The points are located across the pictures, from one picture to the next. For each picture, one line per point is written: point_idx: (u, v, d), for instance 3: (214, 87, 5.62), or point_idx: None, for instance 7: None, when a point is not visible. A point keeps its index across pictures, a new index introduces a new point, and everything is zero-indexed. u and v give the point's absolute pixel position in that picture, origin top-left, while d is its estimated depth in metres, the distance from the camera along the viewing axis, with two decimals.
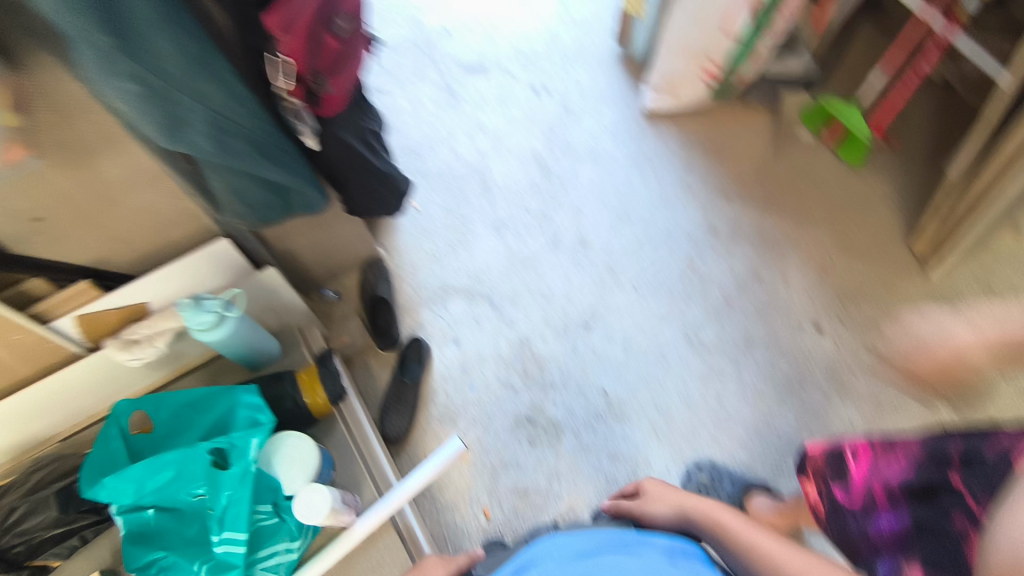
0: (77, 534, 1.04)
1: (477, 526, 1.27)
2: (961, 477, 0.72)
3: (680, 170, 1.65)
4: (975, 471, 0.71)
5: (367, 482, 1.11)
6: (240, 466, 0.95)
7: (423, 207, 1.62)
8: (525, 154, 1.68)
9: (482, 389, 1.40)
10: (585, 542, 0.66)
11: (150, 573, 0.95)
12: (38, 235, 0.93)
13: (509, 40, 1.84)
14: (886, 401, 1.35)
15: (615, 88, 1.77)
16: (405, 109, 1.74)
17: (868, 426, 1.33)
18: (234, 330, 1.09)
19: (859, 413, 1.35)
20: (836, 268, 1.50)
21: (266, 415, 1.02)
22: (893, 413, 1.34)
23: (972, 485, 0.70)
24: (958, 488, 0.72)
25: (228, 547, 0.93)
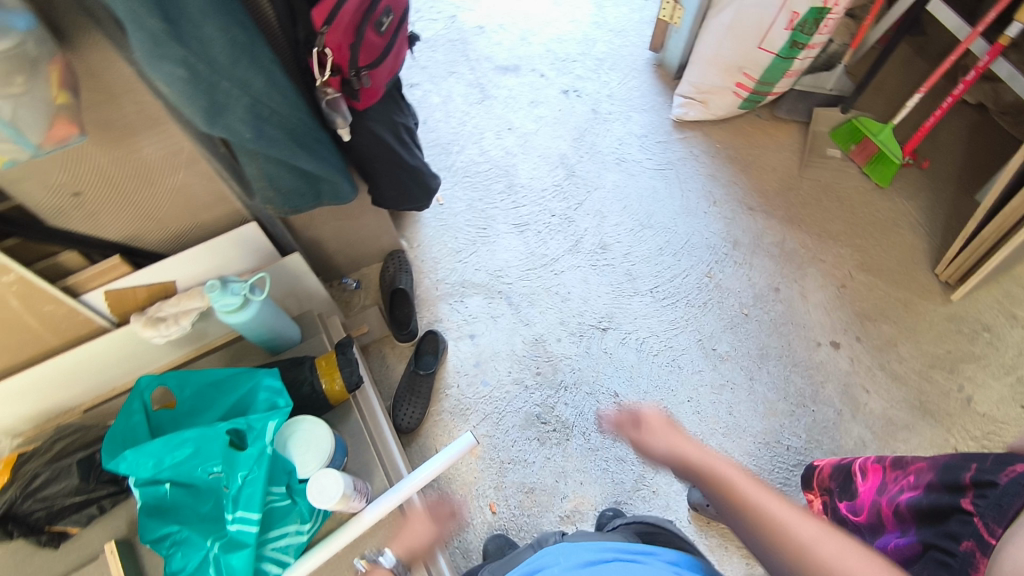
0: (96, 503, 1.06)
1: (482, 520, 1.29)
2: (973, 502, 0.67)
3: (705, 179, 1.65)
4: (987, 497, 0.66)
5: (379, 470, 1.12)
6: (257, 448, 0.97)
7: (446, 202, 1.63)
8: (551, 155, 1.69)
9: (495, 385, 1.41)
10: (591, 549, 0.66)
11: (165, 546, 0.97)
12: (75, 209, 0.96)
13: (542, 41, 1.85)
14: (901, 423, 1.34)
15: (644, 94, 1.77)
16: (435, 104, 1.76)
17: (880, 447, 1.32)
18: (258, 313, 1.11)
19: (872, 433, 1.33)
20: (858, 287, 1.49)
21: (285, 400, 1.04)
22: (907, 436, 1.32)
23: (984, 513, 0.65)
24: (967, 511, 0.68)
25: (241, 526, 0.95)
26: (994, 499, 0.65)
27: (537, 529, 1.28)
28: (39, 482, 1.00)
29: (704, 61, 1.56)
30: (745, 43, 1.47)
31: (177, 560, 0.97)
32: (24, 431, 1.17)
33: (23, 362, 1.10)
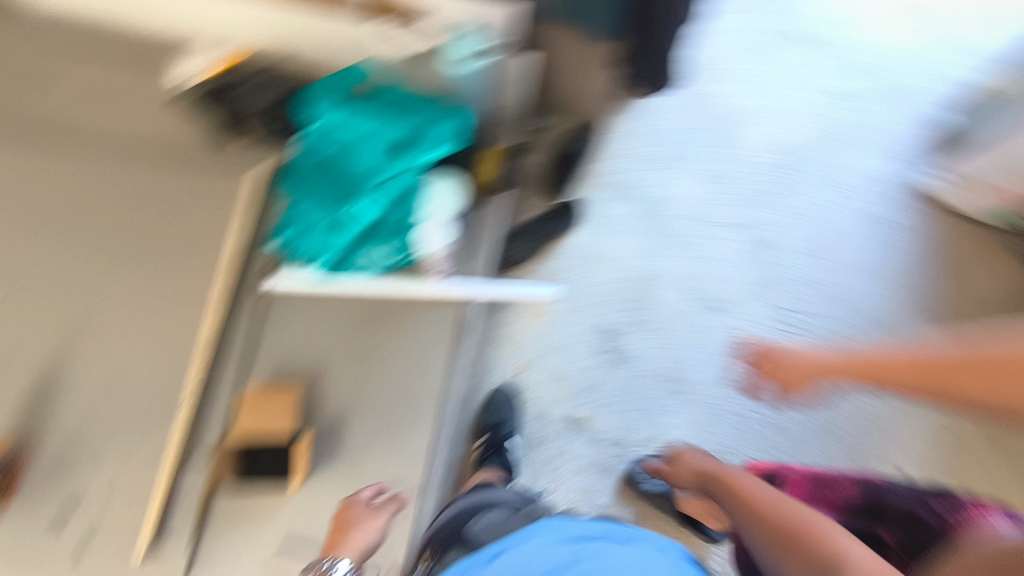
0: (273, 129, 1.22)
1: (508, 371, 1.40)
2: (897, 540, 0.97)
3: (903, 257, 1.52)
4: (915, 533, 0.96)
5: (468, 264, 1.22)
6: (410, 163, 1.11)
7: (663, 114, 1.61)
8: (783, 138, 1.61)
9: (593, 285, 1.46)
10: (551, 557, 0.75)
11: (292, 194, 1.14)
12: None
13: (855, 35, 1.70)
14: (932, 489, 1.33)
15: (912, 145, 1.60)
16: (717, 28, 1.69)
17: None
18: (467, 80, 1.12)
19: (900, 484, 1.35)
20: (964, 444, 1.36)
21: (455, 147, 1.16)
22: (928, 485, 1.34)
23: (908, 551, 0.95)
24: (888, 543, 0.98)
25: (355, 214, 1.09)
26: (921, 539, 0.95)
27: (543, 410, 1.38)
28: (259, 79, 1.17)
29: (987, 148, 1.38)
30: None
31: (296, 210, 1.12)
32: None
33: None
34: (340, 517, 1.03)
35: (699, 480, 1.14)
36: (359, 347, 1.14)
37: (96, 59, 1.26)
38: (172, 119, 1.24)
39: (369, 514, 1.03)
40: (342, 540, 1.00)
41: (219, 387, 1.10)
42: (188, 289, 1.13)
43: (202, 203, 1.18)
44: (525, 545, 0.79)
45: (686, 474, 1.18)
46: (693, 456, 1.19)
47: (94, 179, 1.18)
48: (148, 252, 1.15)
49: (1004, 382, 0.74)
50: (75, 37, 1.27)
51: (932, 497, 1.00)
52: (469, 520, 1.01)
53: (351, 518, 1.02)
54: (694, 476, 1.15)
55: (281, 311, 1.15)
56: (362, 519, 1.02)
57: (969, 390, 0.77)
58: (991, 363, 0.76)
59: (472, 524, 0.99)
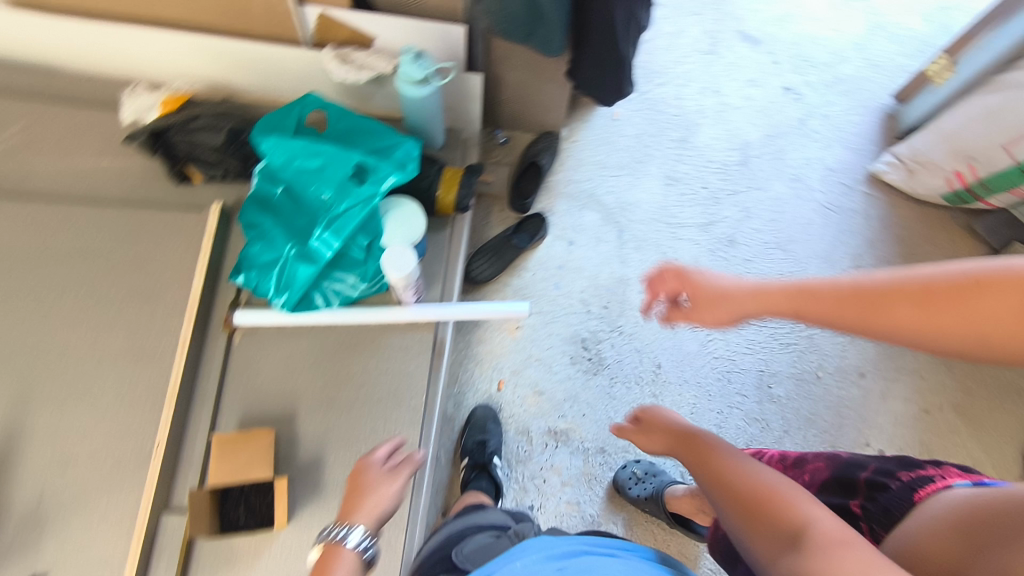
0: (222, 169, 1.19)
1: (486, 388, 1.39)
2: (861, 504, 0.73)
3: (864, 242, 1.55)
4: (878, 500, 0.72)
5: (438, 285, 1.22)
6: (370, 189, 1.07)
7: (621, 120, 1.63)
8: (738, 136, 1.64)
9: (565, 293, 1.46)
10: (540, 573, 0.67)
11: (253, 231, 1.11)
12: None
13: (796, 33, 1.75)
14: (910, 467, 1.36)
15: (860, 134, 1.65)
16: (665, 33, 1.73)
17: None
18: (425, 101, 1.15)
19: None
20: (935, 420, 1.40)
21: (413, 167, 1.12)
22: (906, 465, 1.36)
23: (871, 517, 0.71)
24: (854, 513, 0.74)
25: (320, 245, 1.06)
26: (886, 506, 0.70)
27: (525, 425, 1.37)
28: (196, 125, 1.16)
29: (941, 134, 1.44)
30: (996, 138, 1.33)
31: (258, 248, 1.10)
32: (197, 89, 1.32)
33: (226, 30, 1.22)
34: (354, 483, 0.92)
35: (664, 445, 0.89)
36: (333, 378, 1.12)
37: (45, 107, 1.24)
38: (126, 162, 1.22)
39: (387, 478, 0.91)
40: (356, 510, 0.86)
41: (191, 431, 1.07)
42: (151, 333, 1.10)
43: (162, 245, 1.15)
44: (509, 564, 0.70)
45: (651, 437, 0.92)
46: (664, 415, 0.91)
47: (44, 227, 1.14)
48: (107, 298, 1.11)
49: (952, 317, 0.58)
50: (33, 91, 1.28)
51: (901, 469, 0.73)
52: (457, 546, 0.94)
53: (368, 483, 0.91)
54: (659, 440, 0.90)
55: (249, 348, 1.13)
56: (379, 485, 0.90)
57: (904, 324, 0.61)
58: (937, 293, 0.59)
59: (459, 552, 0.91)
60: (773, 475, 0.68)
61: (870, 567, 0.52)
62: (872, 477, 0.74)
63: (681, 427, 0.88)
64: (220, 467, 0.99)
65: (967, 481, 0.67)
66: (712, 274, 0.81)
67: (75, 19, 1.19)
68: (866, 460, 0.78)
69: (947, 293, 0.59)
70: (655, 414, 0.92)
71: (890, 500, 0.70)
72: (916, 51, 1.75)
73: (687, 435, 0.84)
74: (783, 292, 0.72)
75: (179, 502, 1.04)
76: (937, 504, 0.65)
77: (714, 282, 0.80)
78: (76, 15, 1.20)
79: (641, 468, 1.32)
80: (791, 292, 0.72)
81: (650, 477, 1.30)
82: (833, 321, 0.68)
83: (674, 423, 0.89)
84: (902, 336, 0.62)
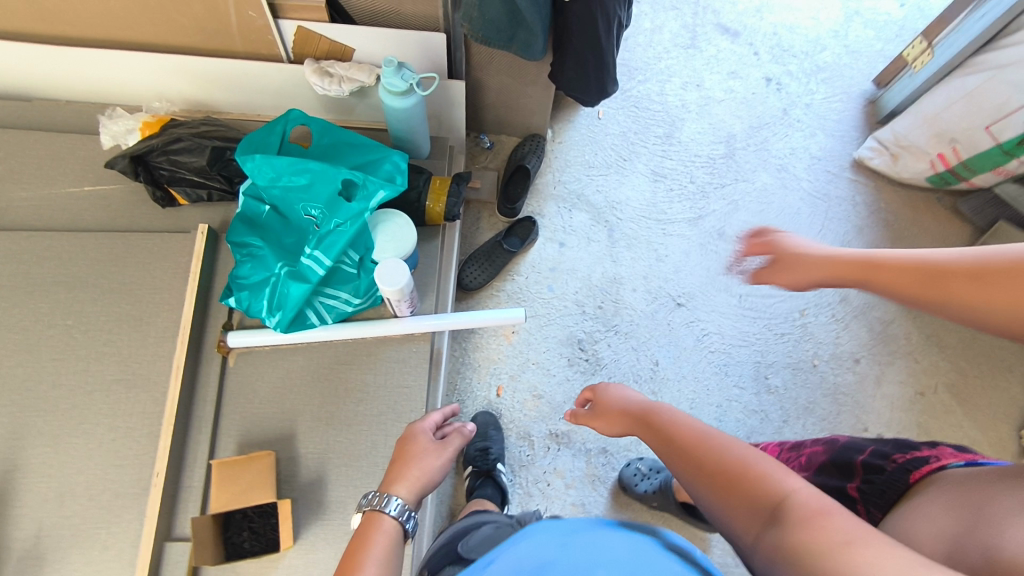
0: (207, 190, 1.19)
1: (485, 395, 1.38)
2: (858, 487, 0.69)
3: (852, 228, 1.56)
4: (874, 483, 0.67)
5: (432, 296, 1.21)
6: (360, 206, 1.06)
7: (604, 118, 1.63)
8: (722, 129, 1.64)
9: (558, 295, 1.46)
10: (542, 552, 0.60)
11: (242, 252, 1.09)
12: None
13: (775, 22, 1.76)
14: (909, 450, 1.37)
15: (842, 122, 1.67)
16: (644, 30, 1.73)
17: None
18: (410, 111, 1.15)
19: None
20: (931, 401, 1.41)
21: (402, 181, 1.11)
22: None
23: (867, 501, 0.67)
24: (850, 496, 0.69)
25: (312, 264, 1.05)
26: (882, 488, 0.66)
27: (525, 429, 1.37)
28: (177, 147, 1.14)
29: (921, 118, 1.46)
30: (977, 118, 1.34)
31: (249, 269, 1.08)
32: (177, 110, 1.30)
33: (204, 49, 1.21)
34: (400, 449, 0.89)
35: (626, 425, 0.88)
36: (331, 395, 1.11)
37: (23, 134, 1.22)
38: (108, 187, 1.20)
39: (433, 448, 0.89)
40: (395, 481, 0.83)
41: (191, 457, 1.06)
42: (144, 359, 1.09)
43: (150, 270, 1.14)
44: (514, 550, 0.63)
45: (612, 418, 0.90)
46: (621, 394, 0.91)
47: (28, 257, 1.13)
48: (96, 327, 1.10)
49: (1001, 291, 0.61)
50: (10, 119, 1.26)
51: (896, 449, 0.69)
52: (463, 538, 0.93)
53: (413, 450, 0.89)
54: (620, 420, 0.89)
55: (244, 370, 1.11)
56: (423, 454, 0.88)
57: (956, 295, 0.65)
58: (991, 269, 0.62)
59: (464, 542, 0.90)
60: (741, 445, 0.67)
61: (854, 536, 0.50)
62: (866, 459, 0.70)
63: (641, 405, 0.86)
64: (221, 494, 0.98)
65: (962, 461, 0.63)
66: (796, 239, 0.83)
67: (50, 44, 1.17)
68: (860, 441, 0.74)
69: (1001, 271, 0.61)
70: (616, 393, 0.92)
71: (886, 484, 0.66)
72: (893, 35, 1.76)
73: (650, 411, 0.83)
74: (853, 260, 0.75)
75: (181, 530, 1.02)
76: (934, 488, 0.61)
77: (795, 245, 0.82)
78: (50, 40, 1.18)
79: (644, 466, 1.32)
80: (860, 262, 0.75)
81: (655, 473, 1.30)
82: (896, 290, 0.71)
83: (631, 402, 0.88)
84: (956, 308, 0.65)
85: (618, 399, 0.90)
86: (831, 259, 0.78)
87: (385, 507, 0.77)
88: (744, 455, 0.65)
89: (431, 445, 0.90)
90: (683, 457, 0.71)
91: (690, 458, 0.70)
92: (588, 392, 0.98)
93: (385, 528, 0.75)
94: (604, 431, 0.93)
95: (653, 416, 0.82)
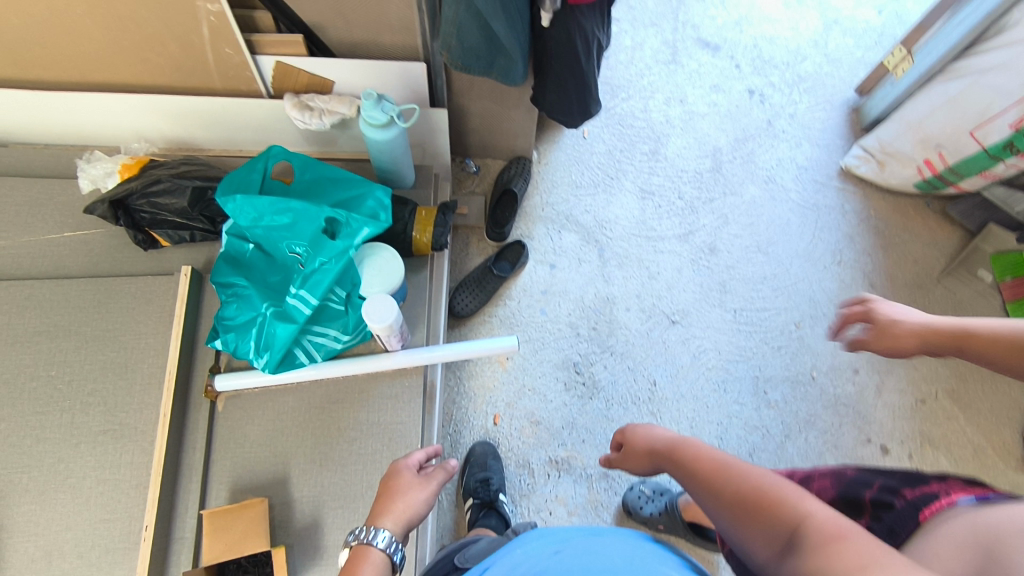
0: (189, 230, 1.17)
1: (482, 424, 1.36)
2: (868, 523, 0.67)
3: (844, 237, 1.56)
4: (883, 520, 0.65)
5: (423, 327, 1.20)
6: (344, 243, 1.05)
7: (590, 137, 1.63)
8: (708, 142, 1.64)
9: (552, 318, 1.44)
10: (538, 558, 0.62)
11: (227, 293, 1.07)
12: None
13: (754, 34, 1.77)
14: (914, 459, 1.35)
15: (828, 130, 1.67)
16: (626, 48, 1.74)
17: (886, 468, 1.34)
18: (393, 142, 1.13)
19: (883, 461, 1.35)
20: (933, 408, 1.39)
21: (386, 216, 1.10)
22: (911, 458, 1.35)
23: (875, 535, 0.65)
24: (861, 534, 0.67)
25: (298, 303, 1.03)
26: (890, 525, 0.64)
27: (525, 457, 1.34)
28: (157, 189, 1.12)
29: (905, 124, 1.46)
30: (960, 122, 1.34)
31: (232, 310, 1.06)
32: (157, 150, 1.29)
33: (181, 87, 1.19)
34: (386, 481, 0.88)
35: (653, 461, 0.87)
36: (323, 436, 1.09)
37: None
38: (89, 232, 1.18)
39: (419, 481, 0.88)
40: (381, 513, 0.82)
41: (182, 505, 1.03)
42: (130, 408, 1.06)
43: (133, 315, 1.12)
44: (511, 557, 0.65)
45: (641, 457, 0.90)
46: (645, 432, 0.90)
47: (8, 308, 1.10)
48: (80, 376, 1.07)
49: None
50: None
51: (907, 486, 0.67)
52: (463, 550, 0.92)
53: (399, 484, 0.87)
54: (647, 457, 0.88)
55: (232, 414, 1.09)
56: (413, 486, 0.87)
57: None
58: None
59: (460, 555, 0.88)
60: (760, 469, 0.66)
61: (871, 559, 0.47)
62: (877, 496, 0.68)
63: (659, 440, 0.87)
64: (213, 544, 0.95)
65: (974, 496, 0.61)
66: (889, 306, 0.90)
67: (25, 90, 1.16)
68: (870, 477, 0.74)
69: None
70: (641, 430, 0.92)
71: (896, 519, 0.64)
72: (872, 42, 1.77)
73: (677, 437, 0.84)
74: (945, 327, 0.83)
75: None
76: (940, 520, 0.59)
77: (888, 312, 0.89)
78: (26, 85, 1.17)
79: (647, 490, 1.29)
80: (951, 332, 0.82)
81: (659, 496, 1.28)
82: (987, 358, 0.78)
83: (658, 441, 0.87)
84: None
85: (645, 433, 0.90)
86: (924, 326, 0.85)
87: (372, 539, 0.77)
88: (764, 480, 0.63)
89: (419, 480, 0.88)
90: (703, 484, 0.71)
91: (710, 483, 0.70)
92: (617, 435, 0.98)
93: (376, 562, 0.75)
94: (634, 470, 0.93)
95: (674, 445, 0.83)
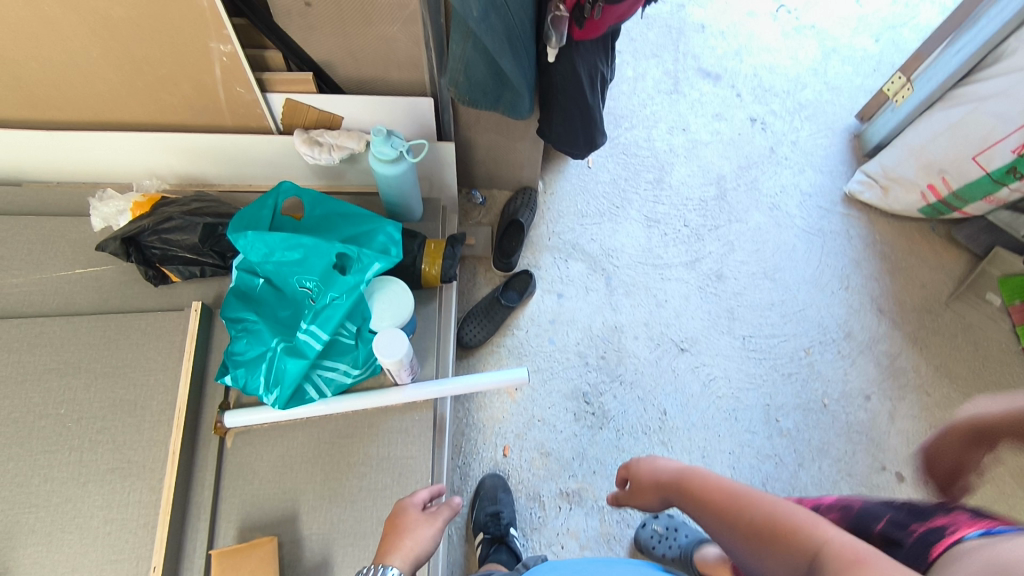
0: (200, 266, 1.18)
1: (491, 456, 1.34)
2: None
3: (850, 262, 1.56)
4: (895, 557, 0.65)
5: (432, 360, 1.19)
6: (354, 278, 1.05)
7: (595, 166, 1.65)
8: (711, 170, 1.65)
9: (560, 348, 1.44)
10: None
11: (237, 328, 1.06)
12: (293, 26, 1.01)
13: (754, 64, 1.80)
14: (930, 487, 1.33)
15: (830, 157, 1.68)
16: (628, 79, 1.76)
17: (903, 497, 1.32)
18: (402, 176, 1.15)
19: (899, 489, 1.33)
20: None
21: (397, 251, 1.11)
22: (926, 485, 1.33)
23: None
24: None
25: (309, 338, 1.03)
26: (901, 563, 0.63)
27: (535, 489, 1.32)
28: (169, 226, 1.14)
29: (908, 149, 1.48)
30: (962, 148, 1.36)
31: (242, 345, 1.05)
32: (168, 187, 1.30)
33: (193, 125, 1.21)
34: (394, 521, 0.87)
35: (663, 495, 0.86)
36: (333, 471, 1.08)
37: (13, 221, 1.21)
38: (100, 269, 1.19)
39: (426, 518, 0.87)
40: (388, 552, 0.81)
41: (190, 543, 1.02)
42: (139, 445, 1.05)
43: (143, 351, 1.12)
44: None
45: (649, 491, 0.89)
46: (651, 466, 0.89)
47: (18, 345, 1.10)
48: (89, 414, 1.07)
49: None
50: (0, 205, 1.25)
51: (914, 520, 0.67)
52: None
53: (406, 521, 0.87)
54: (658, 490, 0.87)
55: (242, 450, 1.08)
56: (419, 524, 0.86)
57: None
58: None
59: None
60: (773, 498, 0.65)
61: None
62: (887, 531, 0.68)
63: (665, 472, 0.87)
64: None
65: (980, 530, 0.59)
66: None
67: (40, 130, 1.18)
68: (880, 508, 0.73)
69: None
70: (648, 462, 0.91)
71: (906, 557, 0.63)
72: (871, 70, 1.80)
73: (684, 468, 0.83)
74: None
75: None
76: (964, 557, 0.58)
77: None
78: (41, 125, 1.19)
79: (660, 525, 1.27)
80: None
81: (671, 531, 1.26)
82: None
83: (664, 472, 0.87)
84: None
85: (653, 466, 0.90)
86: None
87: None
88: (777, 509, 0.62)
89: (425, 517, 0.87)
90: (716, 517, 0.70)
91: (724, 515, 0.68)
92: (623, 470, 0.98)
93: None
94: (643, 504, 0.92)
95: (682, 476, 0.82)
